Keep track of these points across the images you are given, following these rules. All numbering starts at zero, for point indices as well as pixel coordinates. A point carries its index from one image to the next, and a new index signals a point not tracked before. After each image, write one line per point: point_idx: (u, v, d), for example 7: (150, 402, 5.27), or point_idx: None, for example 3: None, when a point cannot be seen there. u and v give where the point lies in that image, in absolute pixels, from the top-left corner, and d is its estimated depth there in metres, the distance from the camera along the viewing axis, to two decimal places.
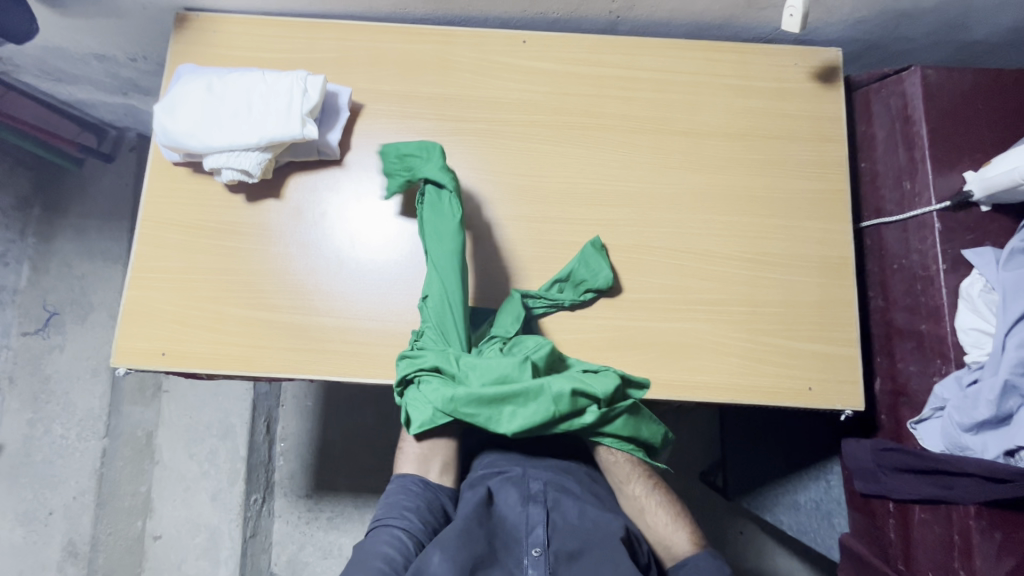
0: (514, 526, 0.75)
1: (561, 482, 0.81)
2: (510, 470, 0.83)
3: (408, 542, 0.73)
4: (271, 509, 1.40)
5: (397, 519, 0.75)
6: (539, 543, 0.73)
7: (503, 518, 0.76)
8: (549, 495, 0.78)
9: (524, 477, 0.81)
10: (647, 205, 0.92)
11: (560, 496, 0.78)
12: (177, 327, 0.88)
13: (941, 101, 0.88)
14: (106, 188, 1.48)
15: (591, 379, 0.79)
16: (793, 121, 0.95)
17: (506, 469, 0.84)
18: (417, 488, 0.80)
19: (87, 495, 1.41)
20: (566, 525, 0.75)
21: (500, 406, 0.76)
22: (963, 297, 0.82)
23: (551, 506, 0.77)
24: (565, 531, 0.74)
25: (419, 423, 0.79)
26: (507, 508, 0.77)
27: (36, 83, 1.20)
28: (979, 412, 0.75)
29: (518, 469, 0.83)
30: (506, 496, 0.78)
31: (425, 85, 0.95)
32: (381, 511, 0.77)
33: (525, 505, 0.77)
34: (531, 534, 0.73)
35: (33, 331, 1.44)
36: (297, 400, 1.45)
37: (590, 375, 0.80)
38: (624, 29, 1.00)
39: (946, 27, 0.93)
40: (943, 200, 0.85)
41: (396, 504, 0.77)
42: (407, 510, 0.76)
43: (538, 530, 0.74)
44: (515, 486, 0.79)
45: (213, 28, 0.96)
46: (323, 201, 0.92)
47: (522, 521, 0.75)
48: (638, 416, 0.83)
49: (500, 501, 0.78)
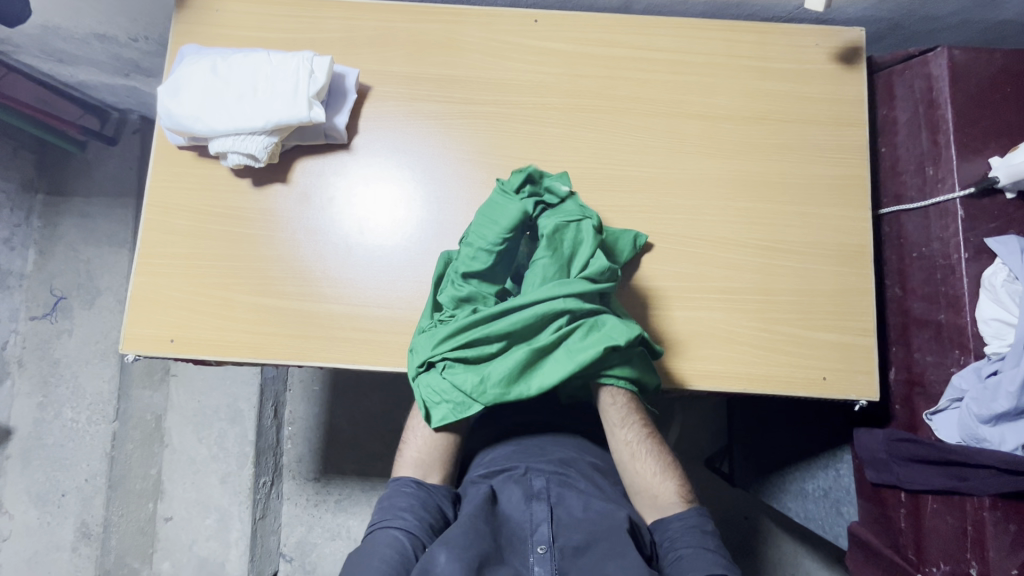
0: (520, 524, 0.74)
1: (565, 477, 0.80)
2: (513, 468, 0.82)
3: (406, 543, 0.71)
4: (280, 491, 1.42)
5: (392, 520, 0.74)
6: (544, 540, 0.72)
7: (507, 518, 0.75)
8: (552, 492, 0.78)
9: (527, 475, 0.80)
10: (661, 190, 0.90)
11: (563, 493, 0.78)
12: (185, 314, 0.87)
13: (968, 83, 0.85)
14: (110, 172, 1.47)
15: (608, 330, 0.77)
16: (813, 104, 0.92)
17: (507, 467, 0.83)
18: (411, 489, 0.78)
19: (99, 478, 1.43)
20: (571, 520, 0.74)
21: (523, 370, 0.76)
22: (986, 286, 0.80)
23: (555, 502, 0.76)
24: (570, 525, 0.74)
25: (437, 414, 0.79)
26: (510, 507, 0.76)
27: (36, 63, 1.18)
28: (998, 403, 0.74)
29: (520, 467, 0.82)
30: (510, 495, 0.77)
31: (434, 66, 0.93)
32: (377, 515, 0.75)
33: (528, 503, 0.76)
34: (536, 531, 0.73)
35: (41, 316, 1.44)
36: (304, 385, 1.45)
37: (610, 324, 0.77)
38: (638, 8, 0.97)
39: (975, 5, 0.90)
40: (967, 187, 0.83)
41: (391, 507, 0.76)
42: (402, 512, 0.75)
43: (542, 527, 0.73)
44: (517, 485, 0.79)
45: (215, 7, 0.94)
46: (329, 185, 0.91)
47: (527, 520, 0.74)
48: (639, 355, 0.82)
49: (504, 500, 0.77)
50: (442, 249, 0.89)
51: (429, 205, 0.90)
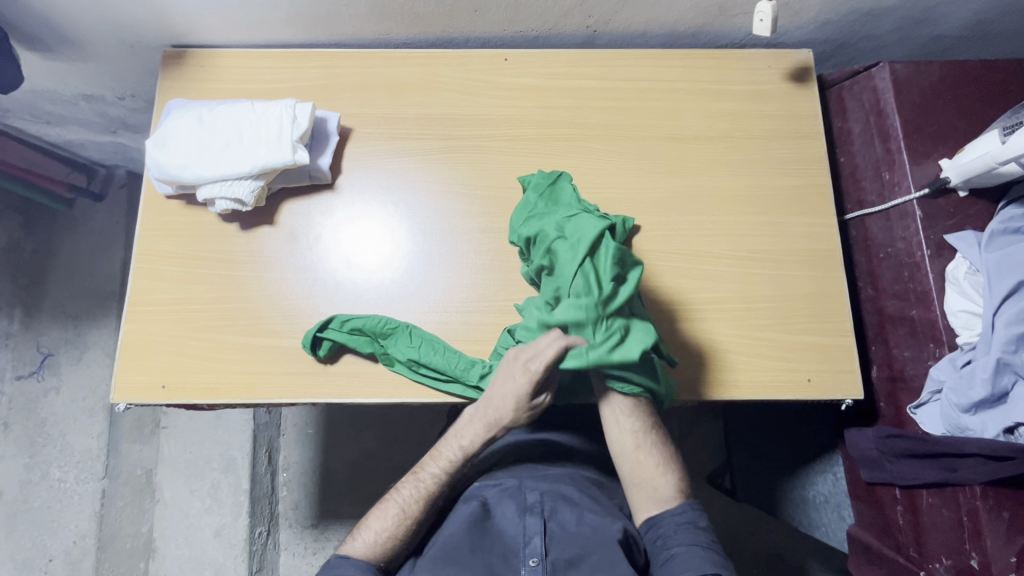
0: (513, 537, 0.74)
1: (559, 490, 0.79)
2: (506, 481, 0.81)
3: None
4: (277, 541, 1.38)
5: None
6: (536, 552, 0.72)
7: (500, 533, 0.75)
8: (547, 505, 0.76)
9: (521, 488, 0.79)
10: (636, 210, 0.94)
11: (558, 505, 0.77)
12: (177, 359, 0.87)
13: (911, 93, 0.91)
14: (97, 227, 1.49)
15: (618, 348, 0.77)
16: (772, 121, 0.98)
17: (502, 480, 0.81)
18: None
19: (88, 539, 1.38)
20: (563, 533, 0.74)
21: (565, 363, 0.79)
22: (950, 280, 0.84)
23: (549, 516, 0.75)
24: (562, 539, 0.74)
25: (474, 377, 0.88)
26: (504, 521, 0.76)
27: (25, 126, 1.21)
28: (975, 391, 0.77)
29: (513, 480, 0.81)
30: (504, 509, 0.77)
31: (412, 106, 0.97)
32: None
33: (522, 516, 0.75)
34: (529, 543, 0.73)
35: (28, 374, 1.43)
36: (297, 428, 1.43)
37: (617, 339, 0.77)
38: (601, 43, 1.03)
39: (911, 22, 0.97)
40: (922, 188, 0.88)
41: None
42: None
43: (535, 540, 0.73)
44: (511, 498, 0.78)
45: (201, 63, 0.98)
46: (316, 224, 0.93)
47: (520, 533, 0.74)
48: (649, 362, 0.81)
49: (498, 514, 0.77)
50: (429, 278, 0.92)
51: (415, 236, 0.93)
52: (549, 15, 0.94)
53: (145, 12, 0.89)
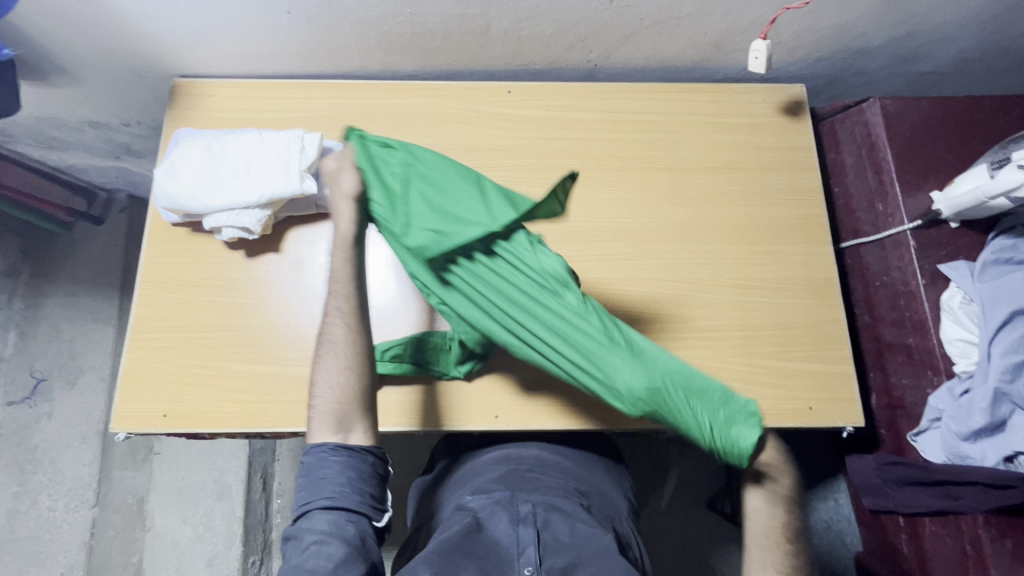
0: (506, 548, 0.70)
1: (552, 501, 0.77)
2: (499, 494, 0.78)
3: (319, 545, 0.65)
4: (270, 570, 1.36)
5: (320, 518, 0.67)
6: (531, 562, 0.68)
7: (493, 544, 0.71)
8: (539, 516, 0.74)
9: (513, 501, 0.76)
10: (637, 238, 0.96)
11: (549, 515, 0.74)
12: (178, 388, 0.87)
13: (901, 128, 0.94)
14: (95, 251, 1.48)
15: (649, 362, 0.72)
16: (768, 153, 1.01)
17: (493, 493, 0.79)
18: None
19: (76, 571, 1.34)
20: (558, 543, 0.71)
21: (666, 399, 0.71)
22: (945, 309, 0.86)
23: (541, 526, 0.73)
24: (557, 548, 0.70)
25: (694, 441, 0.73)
26: (498, 532, 0.72)
27: (29, 151, 1.21)
28: (974, 420, 0.78)
29: (506, 492, 0.78)
30: (497, 522, 0.73)
31: (417, 137, 0.99)
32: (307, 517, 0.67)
33: (515, 527, 0.72)
34: (523, 553, 0.69)
35: (20, 400, 1.40)
36: (293, 455, 1.41)
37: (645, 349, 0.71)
38: (602, 76, 1.06)
39: (899, 60, 1.01)
40: (914, 219, 0.90)
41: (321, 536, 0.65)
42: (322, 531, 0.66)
43: (530, 549, 0.69)
44: (504, 510, 0.75)
45: (209, 93, 1.00)
46: (321, 252, 0.94)
47: (513, 542, 0.70)
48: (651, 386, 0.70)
49: (491, 527, 0.73)
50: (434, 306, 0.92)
51: None
52: (552, 50, 0.97)
53: (157, 44, 0.91)
